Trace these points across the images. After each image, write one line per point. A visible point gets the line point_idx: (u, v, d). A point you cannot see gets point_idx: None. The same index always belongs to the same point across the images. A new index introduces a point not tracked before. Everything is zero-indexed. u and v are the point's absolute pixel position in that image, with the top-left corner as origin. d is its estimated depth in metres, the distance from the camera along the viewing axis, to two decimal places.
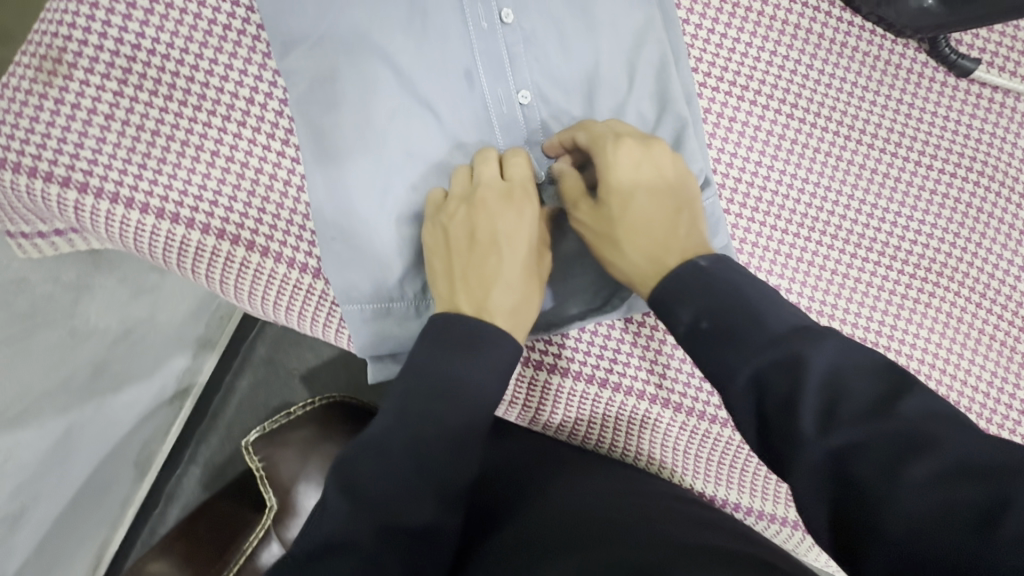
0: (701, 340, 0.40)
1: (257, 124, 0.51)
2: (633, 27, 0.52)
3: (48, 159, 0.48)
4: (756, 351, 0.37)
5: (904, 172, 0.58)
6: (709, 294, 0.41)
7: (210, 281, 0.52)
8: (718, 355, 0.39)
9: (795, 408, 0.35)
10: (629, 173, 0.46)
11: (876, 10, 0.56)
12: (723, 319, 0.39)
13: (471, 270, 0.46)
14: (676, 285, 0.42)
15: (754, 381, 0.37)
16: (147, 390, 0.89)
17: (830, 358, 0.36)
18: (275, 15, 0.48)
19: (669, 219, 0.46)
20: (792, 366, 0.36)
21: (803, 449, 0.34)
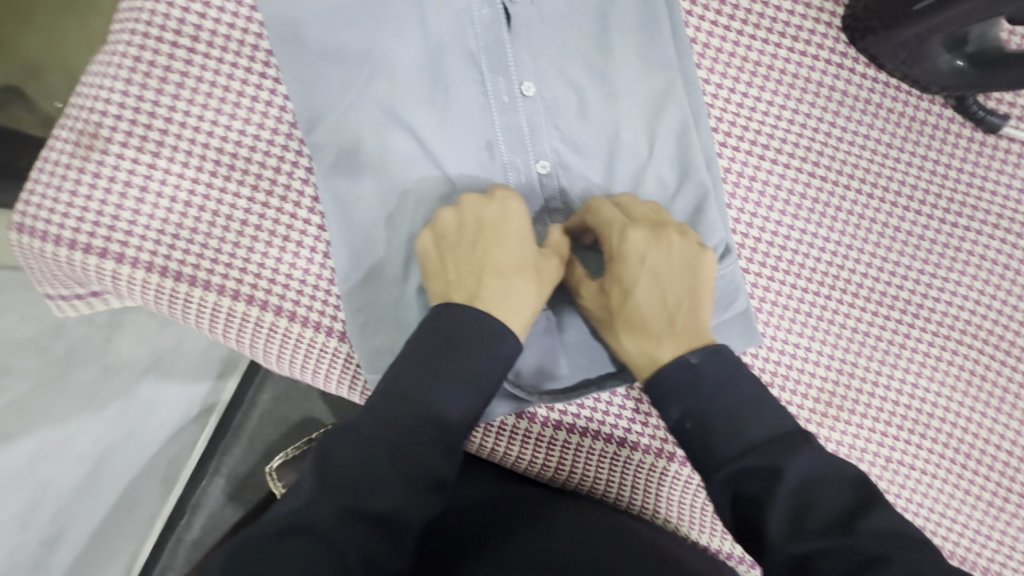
0: (685, 438, 0.41)
1: (284, 192, 0.52)
2: (653, 92, 0.52)
3: (87, 231, 0.51)
4: (738, 454, 0.39)
5: (929, 230, 0.58)
6: (697, 395, 0.41)
7: (240, 343, 0.53)
8: (699, 451, 0.40)
9: (765, 511, 0.36)
10: (633, 264, 0.45)
11: (900, 68, 0.55)
12: (705, 421, 0.40)
13: (463, 262, 0.45)
14: (660, 385, 0.42)
15: (730, 482, 0.38)
16: (176, 413, 0.91)
17: (805, 469, 0.37)
18: (302, 92, 0.49)
19: (668, 312, 0.45)
20: (767, 473, 0.37)
21: (770, 550, 0.36)
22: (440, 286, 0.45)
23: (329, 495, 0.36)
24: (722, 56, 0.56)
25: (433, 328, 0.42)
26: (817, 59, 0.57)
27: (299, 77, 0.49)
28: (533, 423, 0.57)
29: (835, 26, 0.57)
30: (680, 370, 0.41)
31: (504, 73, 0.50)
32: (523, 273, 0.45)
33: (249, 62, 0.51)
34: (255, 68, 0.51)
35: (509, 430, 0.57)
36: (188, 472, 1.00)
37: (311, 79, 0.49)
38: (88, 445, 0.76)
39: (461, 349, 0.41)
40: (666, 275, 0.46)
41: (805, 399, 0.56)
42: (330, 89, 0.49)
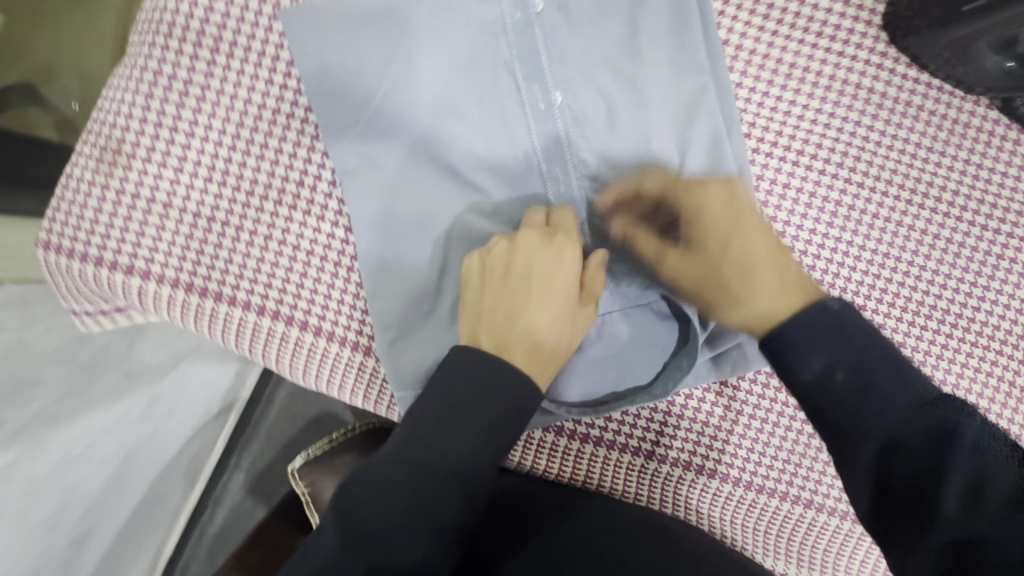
0: (834, 391, 0.37)
1: (308, 206, 0.51)
2: (684, 98, 0.50)
3: (113, 248, 0.51)
4: (908, 412, 0.35)
5: (970, 236, 0.55)
6: (852, 344, 0.38)
7: (266, 358, 0.53)
8: (854, 407, 0.37)
9: (935, 476, 0.33)
10: (722, 225, 0.47)
11: (944, 69, 0.53)
12: (864, 373, 0.37)
13: (507, 298, 0.45)
14: (800, 331, 0.40)
15: (886, 443, 0.36)
16: (196, 411, 0.92)
17: (981, 434, 0.33)
18: (325, 102, 0.48)
19: (771, 262, 0.46)
20: (940, 433, 0.34)
21: (936, 522, 0.33)
22: (480, 322, 0.45)
23: (353, 550, 0.37)
24: (755, 59, 0.54)
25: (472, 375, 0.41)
26: (855, 60, 0.54)
27: (321, 85, 0.48)
28: (560, 436, 0.56)
29: (875, 25, 0.54)
30: (820, 316, 0.39)
31: (537, 81, 0.49)
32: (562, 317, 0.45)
33: (270, 74, 0.50)
34: (276, 80, 0.50)
35: (535, 442, 0.57)
36: (209, 468, 1.01)
37: (333, 91, 0.48)
38: (113, 446, 0.76)
39: (480, 397, 0.40)
40: (753, 222, 0.47)
41: None
42: (356, 100, 0.48)
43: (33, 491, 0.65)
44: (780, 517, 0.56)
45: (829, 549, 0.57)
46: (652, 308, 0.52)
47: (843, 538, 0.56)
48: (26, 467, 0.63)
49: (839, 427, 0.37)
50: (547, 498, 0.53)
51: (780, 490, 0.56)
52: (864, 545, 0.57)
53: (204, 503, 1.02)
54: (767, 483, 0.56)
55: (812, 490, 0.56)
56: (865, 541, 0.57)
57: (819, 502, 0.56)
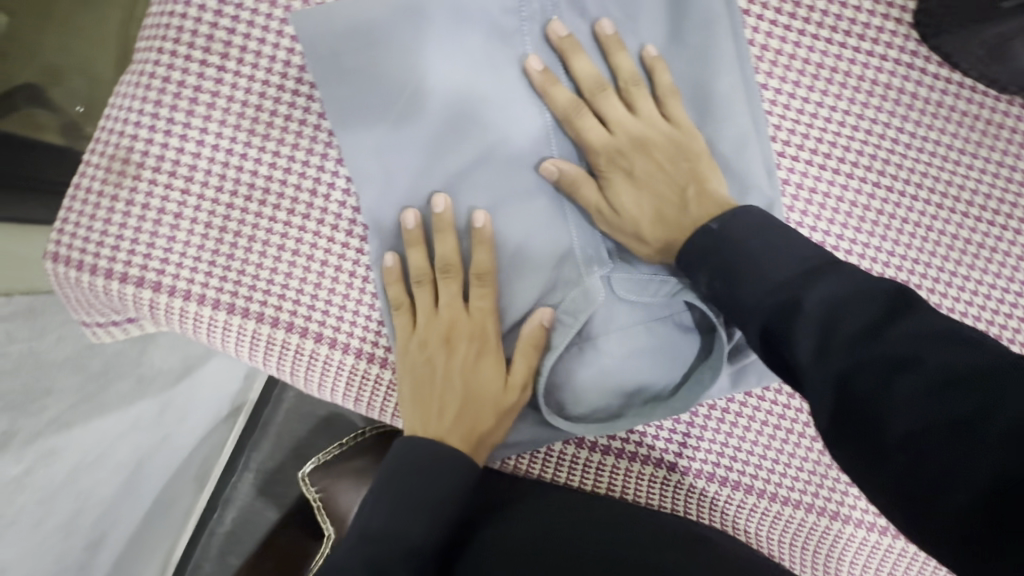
0: (711, 292, 0.41)
1: (322, 216, 0.50)
2: (709, 102, 0.49)
3: (123, 260, 0.50)
4: (767, 291, 0.37)
5: (1003, 240, 0.54)
6: (722, 248, 0.41)
7: (281, 371, 0.52)
8: (729, 299, 0.39)
9: (795, 336, 0.35)
10: (620, 169, 0.47)
11: (980, 67, 0.51)
12: (725, 265, 0.40)
13: (434, 331, 0.48)
14: (690, 253, 0.43)
15: (762, 328, 0.37)
16: (205, 415, 0.91)
17: (828, 293, 0.35)
18: (340, 110, 0.47)
19: (672, 201, 0.46)
20: (789, 306, 0.36)
21: (806, 376, 0.34)
22: (418, 362, 0.48)
23: None
24: (781, 59, 0.52)
25: (436, 415, 0.48)
26: (886, 59, 0.52)
27: (336, 94, 0.46)
28: (581, 449, 0.55)
29: (906, 22, 0.52)
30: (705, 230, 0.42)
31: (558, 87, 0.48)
32: (486, 345, 0.48)
33: (281, 80, 0.49)
34: (287, 85, 0.49)
35: (555, 455, 0.55)
36: (219, 471, 1.00)
37: (348, 99, 0.46)
38: (125, 452, 0.76)
39: (433, 476, 0.45)
40: (660, 152, 0.47)
41: None
42: (372, 109, 0.46)
43: (48, 500, 0.65)
44: (805, 529, 0.55)
45: (853, 560, 0.56)
46: (675, 320, 0.51)
47: (869, 548, 0.56)
48: (39, 477, 0.62)
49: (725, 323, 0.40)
50: (540, 502, 0.51)
51: (805, 501, 0.55)
52: (889, 555, 0.56)
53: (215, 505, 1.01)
54: (791, 494, 0.55)
55: (837, 501, 0.55)
56: (891, 552, 0.56)
57: (844, 513, 0.55)
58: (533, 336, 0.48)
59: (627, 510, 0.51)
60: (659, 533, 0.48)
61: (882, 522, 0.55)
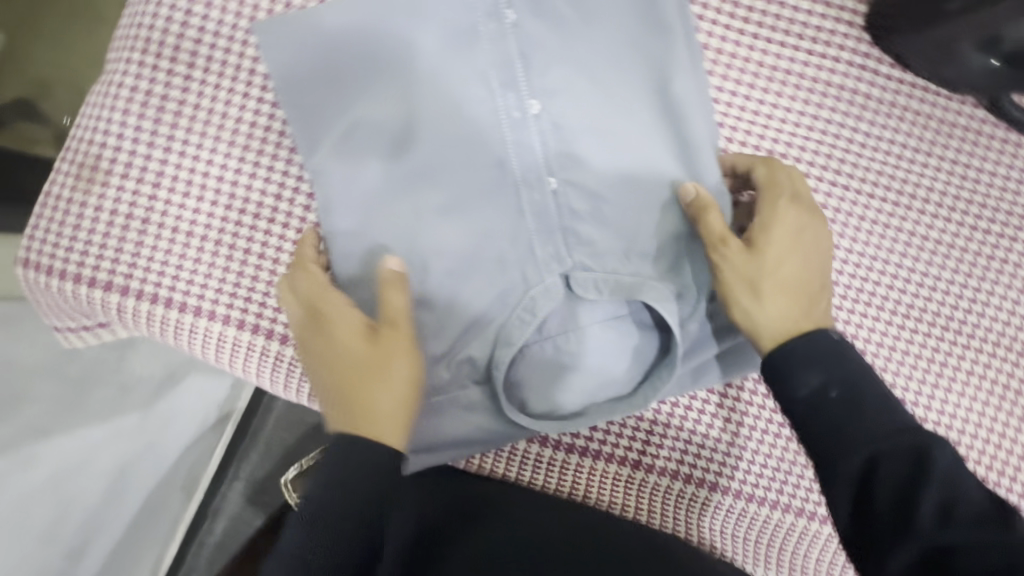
0: (825, 406, 0.38)
1: (286, 220, 0.51)
2: (665, 103, 0.50)
3: (91, 265, 0.51)
4: (887, 434, 0.37)
5: (963, 236, 0.54)
6: (849, 372, 0.39)
7: (248, 372, 0.53)
8: (841, 425, 0.38)
9: (913, 497, 0.34)
10: (787, 242, 0.45)
11: (933, 70, 0.52)
12: (853, 392, 0.38)
13: (307, 330, 0.45)
14: (807, 355, 0.40)
15: (869, 457, 0.36)
16: (194, 424, 0.89)
17: (952, 465, 0.35)
18: (301, 116, 0.48)
19: (812, 294, 0.45)
20: (917, 457, 0.35)
21: (912, 531, 0.34)
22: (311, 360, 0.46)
23: None
24: (736, 63, 0.53)
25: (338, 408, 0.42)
26: (839, 62, 0.54)
27: (297, 100, 0.47)
28: (544, 447, 0.55)
29: (858, 26, 0.54)
30: (832, 345, 0.40)
31: (512, 89, 0.47)
32: (330, 320, 0.44)
33: (246, 88, 0.50)
34: (252, 93, 0.50)
35: (519, 454, 0.55)
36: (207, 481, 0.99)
37: (309, 104, 0.47)
38: (109, 459, 0.74)
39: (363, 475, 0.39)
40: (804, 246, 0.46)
41: None
42: (333, 114, 0.47)
43: (24, 505, 0.63)
44: (770, 527, 0.55)
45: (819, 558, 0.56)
46: (633, 320, 0.52)
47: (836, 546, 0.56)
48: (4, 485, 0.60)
49: (820, 445, 0.38)
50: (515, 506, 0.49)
51: (770, 499, 0.55)
52: None
53: (203, 514, 1.00)
54: (756, 492, 0.55)
55: (803, 498, 0.55)
56: None
57: (809, 510, 0.55)
58: (388, 281, 0.44)
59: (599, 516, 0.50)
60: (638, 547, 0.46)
61: None
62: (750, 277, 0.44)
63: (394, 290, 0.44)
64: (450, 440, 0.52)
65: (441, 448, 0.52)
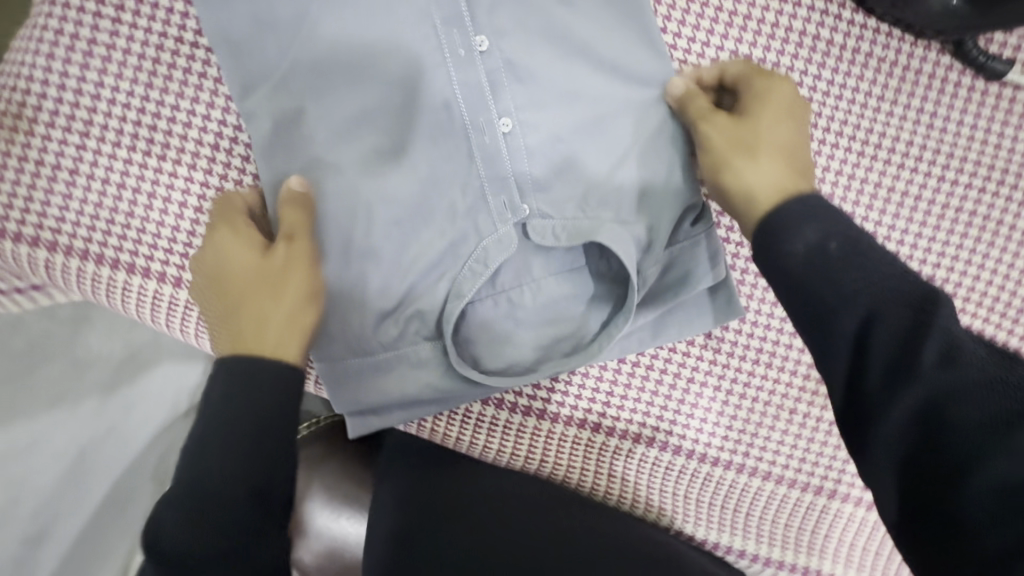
0: (827, 259, 0.35)
1: (224, 172, 0.49)
2: (621, 44, 0.48)
3: (16, 218, 0.48)
4: (887, 283, 0.34)
5: (925, 188, 0.54)
6: (842, 226, 0.36)
7: (188, 333, 0.51)
8: (840, 278, 0.34)
9: (918, 343, 0.32)
10: (773, 110, 0.45)
11: (892, 12, 0.50)
12: (853, 244, 0.35)
13: (207, 270, 0.45)
14: (804, 209, 0.37)
15: (872, 310, 0.34)
16: (163, 407, 0.75)
17: (951, 311, 0.34)
18: (234, 55, 0.45)
19: (798, 158, 0.44)
20: (921, 302, 0.33)
21: (917, 378, 0.32)
22: (209, 296, 0.46)
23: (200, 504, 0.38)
24: (693, 8, 0.51)
25: (234, 335, 0.43)
26: (800, 5, 0.52)
27: (229, 39, 0.45)
28: (500, 410, 0.54)
29: None
30: (819, 202, 0.38)
31: (456, 25, 0.45)
32: (231, 254, 0.44)
33: (180, 33, 0.48)
34: (186, 38, 0.48)
35: (474, 417, 0.54)
36: None
37: (241, 42, 0.45)
38: (61, 438, 0.66)
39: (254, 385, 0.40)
40: (785, 117, 0.45)
41: (793, 377, 0.54)
42: (267, 53, 0.45)
43: None
44: (730, 490, 0.56)
45: (776, 518, 0.56)
46: (589, 271, 0.50)
47: (792, 506, 0.56)
48: None
49: (826, 302, 0.35)
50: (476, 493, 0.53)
51: (729, 461, 0.55)
52: (814, 514, 0.56)
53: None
54: (714, 452, 0.55)
55: (761, 459, 0.55)
56: (815, 510, 0.56)
57: (766, 471, 0.55)
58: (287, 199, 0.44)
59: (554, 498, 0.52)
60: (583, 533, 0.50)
61: (804, 480, 0.55)
62: (740, 145, 0.44)
63: (291, 208, 0.44)
64: (400, 401, 0.50)
65: (389, 408, 0.51)
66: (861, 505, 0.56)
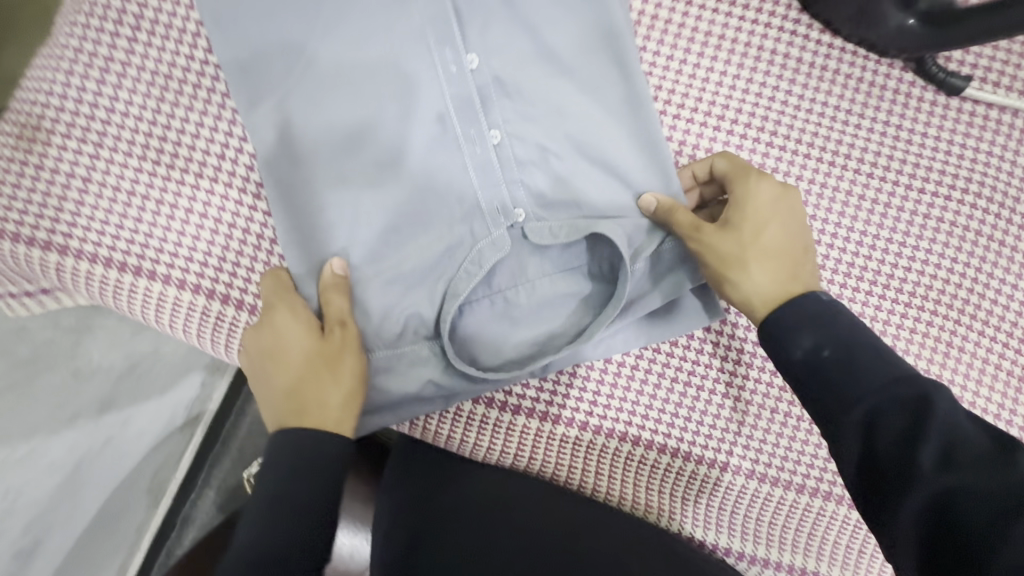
0: (823, 364, 0.39)
1: (229, 180, 0.51)
2: (602, 61, 0.51)
3: (31, 224, 0.51)
4: (883, 385, 0.37)
5: (897, 195, 0.56)
6: (839, 330, 0.40)
7: (190, 334, 0.53)
8: (836, 383, 0.38)
9: (915, 442, 0.35)
10: (766, 211, 0.46)
11: (856, 32, 0.54)
12: (848, 350, 0.39)
13: (254, 357, 0.47)
14: (795, 317, 0.41)
15: (868, 411, 0.37)
16: (156, 420, 0.78)
17: (950, 411, 0.36)
18: (241, 72, 0.48)
19: (797, 260, 0.45)
20: (919, 402, 0.36)
21: (919, 479, 0.34)
22: (257, 377, 0.47)
23: (283, 516, 0.40)
24: (670, 29, 0.55)
25: (285, 418, 0.44)
26: (770, 27, 0.55)
27: (236, 57, 0.48)
28: (490, 408, 0.56)
29: None
30: (819, 305, 0.41)
31: (448, 44, 0.49)
32: (277, 341, 0.46)
33: (191, 51, 0.51)
34: (196, 56, 0.51)
35: (466, 415, 0.56)
36: (176, 486, 0.85)
37: (246, 61, 0.48)
38: (61, 451, 0.66)
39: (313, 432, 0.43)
40: (779, 219, 0.46)
41: (774, 376, 0.56)
42: (271, 70, 0.48)
43: None
44: (718, 489, 0.57)
45: (765, 518, 0.57)
46: (582, 271, 0.52)
47: (777, 504, 0.57)
48: None
49: (826, 407, 0.39)
50: (480, 487, 0.53)
51: (713, 459, 0.56)
52: (803, 515, 0.57)
53: (172, 524, 0.86)
54: (702, 452, 0.56)
55: (746, 458, 0.56)
56: (799, 509, 0.57)
57: (752, 470, 0.56)
58: (328, 284, 0.47)
59: (545, 493, 0.53)
60: (590, 528, 0.50)
61: (788, 478, 0.56)
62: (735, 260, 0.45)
63: (330, 292, 0.47)
64: (397, 399, 0.52)
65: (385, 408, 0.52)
66: (844, 503, 0.56)
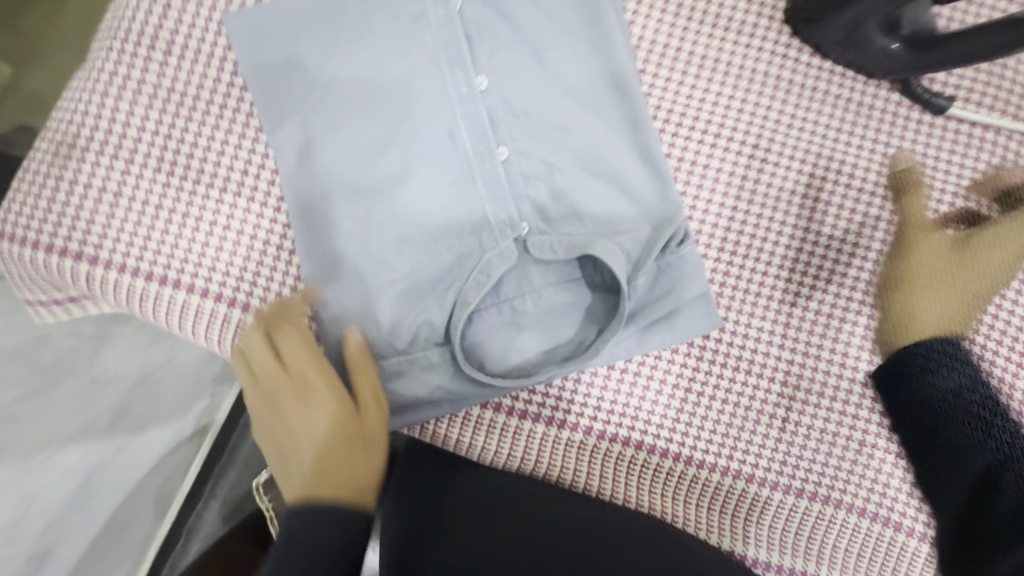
0: (945, 410, 0.45)
1: (251, 194, 0.54)
2: (604, 83, 0.54)
3: (64, 235, 0.53)
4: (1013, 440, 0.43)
5: (885, 211, 0.58)
6: (965, 391, 0.45)
7: (210, 340, 0.55)
8: (963, 433, 0.44)
9: (987, 490, 0.42)
10: (992, 246, 0.51)
11: (844, 55, 0.57)
12: (969, 403, 0.45)
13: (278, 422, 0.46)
14: (940, 353, 0.47)
15: (992, 464, 0.42)
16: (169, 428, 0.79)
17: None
18: (265, 93, 0.52)
19: (977, 290, 0.51)
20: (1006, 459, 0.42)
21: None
22: (278, 444, 0.47)
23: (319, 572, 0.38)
24: (669, 53, 0.58)
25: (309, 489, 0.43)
26: (763, 51, 0.59)
27: (262, 80, 0.52)
28: (497, 413, 0.58)
29: (779, 19, 0.59)
30: (953, 346, 0.47)
31: (459, 67, 0.52)
32: (308, 407, 0.46)
33: (218, 74, 0.54)
34: (223, 78, 0.54)
35: (473, 419, 0.59)
36: (184, 496, 0.86)
37: (271, 83, 0.52)
38: (77, 457, 0.66)
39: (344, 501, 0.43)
40: (994, 253, 0.51)
41: (772, 383, 0.58)
42: (293, 91, 0.52)
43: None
44: (718, 492, 0.58)
45: (765, 522, 0.58)
46: (585, 282, 0.55)
47: (777, 508, 0.58)
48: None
49: (943, 453, 0.45)
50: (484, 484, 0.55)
51: (714, 463, 0.58)
52: (802, 519, 0.58)
53: (177, 533, 0.86)
54: (703, 456, 0.58)
55: (745, 462, 0.58)
56: (798, 513, 0.58)
57: (752, 474, 0.58)
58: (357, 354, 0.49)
59: (548, 494, 0.55)
60: (591, 521, 0.52)
61: (788, 482, 0.58)
62: (925, 279, 0.52)
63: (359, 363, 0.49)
64: (407, 402, 0.54)
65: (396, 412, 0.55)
66: (842, 508, 0.57)
